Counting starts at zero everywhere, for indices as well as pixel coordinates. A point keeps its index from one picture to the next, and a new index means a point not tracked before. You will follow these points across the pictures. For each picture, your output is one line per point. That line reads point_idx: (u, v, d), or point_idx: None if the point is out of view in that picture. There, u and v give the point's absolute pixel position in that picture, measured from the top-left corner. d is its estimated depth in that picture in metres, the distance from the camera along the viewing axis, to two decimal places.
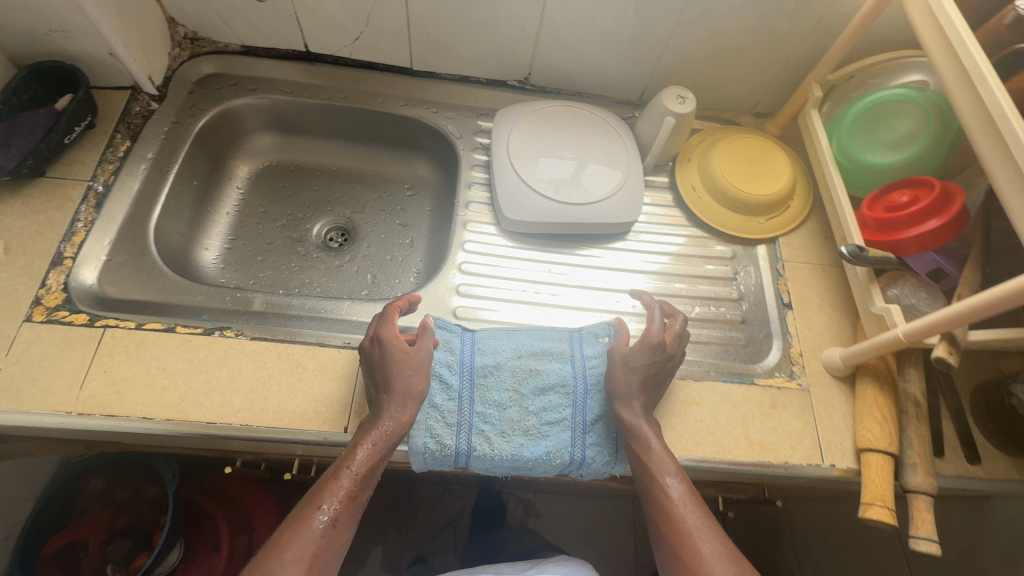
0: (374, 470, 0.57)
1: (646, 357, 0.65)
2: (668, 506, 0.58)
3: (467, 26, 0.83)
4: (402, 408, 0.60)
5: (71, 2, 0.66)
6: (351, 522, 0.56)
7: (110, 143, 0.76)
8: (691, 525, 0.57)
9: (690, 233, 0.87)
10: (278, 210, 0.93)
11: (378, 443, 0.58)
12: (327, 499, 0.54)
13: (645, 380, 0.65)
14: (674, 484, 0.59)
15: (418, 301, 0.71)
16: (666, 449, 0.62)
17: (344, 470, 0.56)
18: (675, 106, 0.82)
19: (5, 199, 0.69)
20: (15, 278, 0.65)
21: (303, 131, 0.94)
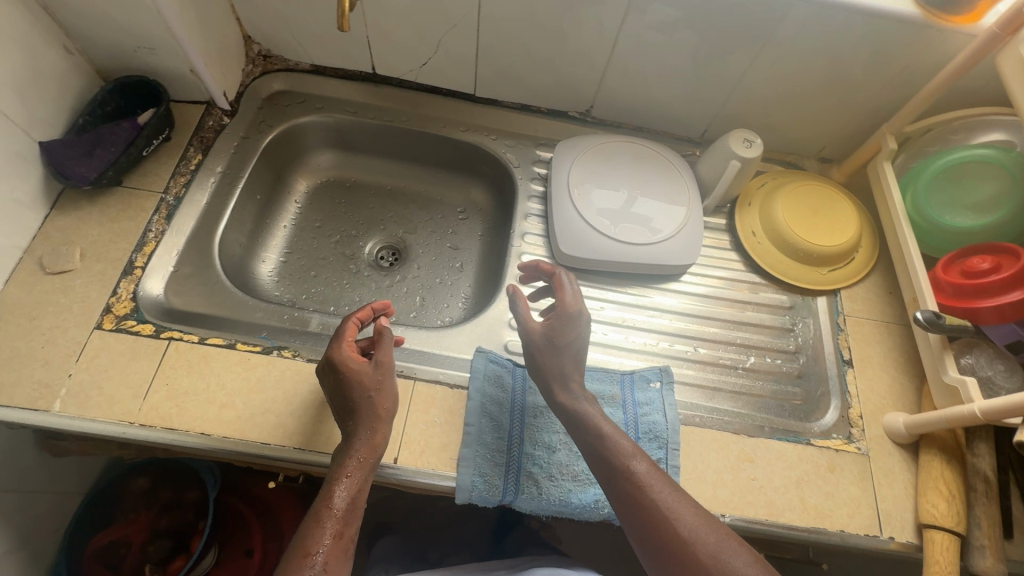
0: (358, 503, 0.56)
1: (566, 329, 0.66)
2: (636, 489, 0.55)
3: (535, 57, 0.83)
4: (372, 430, 0.59)
5: (162, 23, 0.69)
6: (345, 559, 0.54)
7: (183, 156, 0.78)
8: (663, 502, 0.54)
9: (748, 278, 0.85)
10: (332, 226, 0.94)
11: (356, 477, 0.56)
12: (313, 544, 0.52)
13: (571, 356, 0.65)
14: (638, 464, 0.57)
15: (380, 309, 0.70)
16: (619, 431, 0.61)
17: (324, 512, 0.54)
18: (742, 150, 0.80)
19: (83, 206, 0.71)
20: (88, 285, 0.67)
21: (362, 150, 0.96)
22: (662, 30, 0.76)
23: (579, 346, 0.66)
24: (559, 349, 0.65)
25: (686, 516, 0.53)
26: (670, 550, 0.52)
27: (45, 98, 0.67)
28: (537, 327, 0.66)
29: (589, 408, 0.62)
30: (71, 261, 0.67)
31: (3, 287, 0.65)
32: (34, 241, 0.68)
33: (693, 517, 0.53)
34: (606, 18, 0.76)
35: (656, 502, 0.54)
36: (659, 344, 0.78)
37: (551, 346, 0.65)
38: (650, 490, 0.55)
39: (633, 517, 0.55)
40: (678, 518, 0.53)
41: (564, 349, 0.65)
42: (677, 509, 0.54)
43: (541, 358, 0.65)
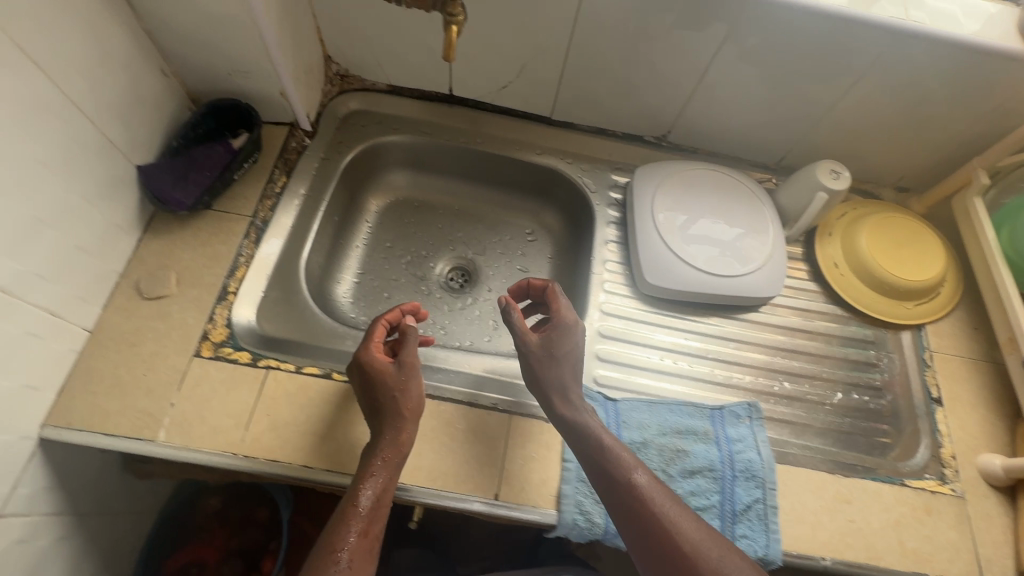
0: (383, 503, 0.57)
1: (566, 340, 0.68)
2: (640, 503, 0.57)
3: (619, 83, 0.82)
4: (397, 428, 0.59)
5: (262, 48, 0.68)
6: (370, 556, 0.55)
7: (269, 178, 0.78)
8: (668, 514, 0.57)
9: (829, 311, 0.84)
10: (403, 246, 0.94)
11: (382, 478, 0.57)
12: (340, 542, 0.54)
13: (570, 367, 0.67)
14: (641, 477, 0.59)
15: (411, 309, 0.72)
16: (620, 443, 0.61)
17: (351, 513, 0.55)
18: (830, 181, 0.79)
19: (176, 230, 0.71)
20: (185, 311, 0.67)
21: (434, 170, 0.95)
22: (754, 60, 0.75)
23: (577, 356, 0.68)
24: (557, 359, 0.66)
25: (688, 529, 0.56)
26: (672, 560, 0.55)
27: (144, 122, 0.67)
28: (534, 338, 0.68)
29: (589, 419, 0.63)
30: (168, 286, 0.67)
31: (103, 312, 0.65)
32: (129, 265, 0.68)
33: (695, 529, 0.56)
34: (699, 48, 0.75)
35: (660, 517, 0.56)
36: (745, 377, 0.77)
37: (547, 356, 0.67)
38: (655, 505, 0.57)
39: (637, 531, 0.57)
40: (681, 533, 0.56)
41: (562, 359, 0.67)
42: (681, 524, 0.56)
43: (539, 368, 0.66)
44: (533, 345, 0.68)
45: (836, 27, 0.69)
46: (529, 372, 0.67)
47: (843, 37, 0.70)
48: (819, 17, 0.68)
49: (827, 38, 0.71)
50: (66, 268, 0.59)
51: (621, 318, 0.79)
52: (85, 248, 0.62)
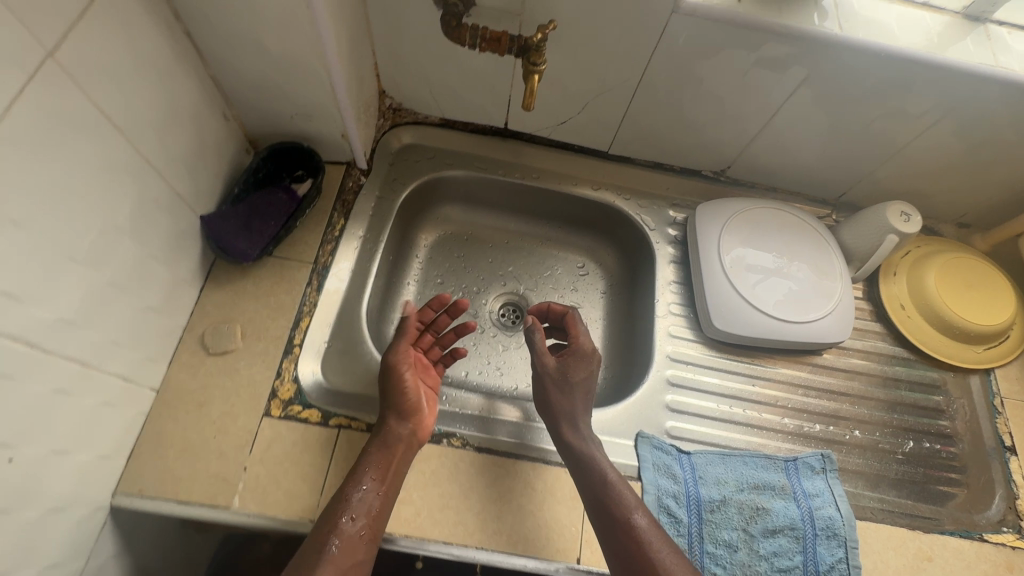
0: (383, 496, 0.58)
1: (581, 365, 0.72)
2: (631, 538, 0.57)
3: (684, 121, 0.80)
4: (410, 426, 0.62)
5: (330, 94, 0.66)
6: (366, 544, 0.56)
7: (329, 222, 0.75)
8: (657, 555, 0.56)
9: (897, 354, 0.82)
10: (454, 282, 0.91)
11: (376, 477, 0.58)
12: (338, 524, 0.56)
13: (582, 396, 0.69)
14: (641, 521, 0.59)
15: (444, 300, 0.77)
16: (623, 481, 0.62)
17: (343, 505, 0.56)
18: (902, 225, 0.77)
19: (238, 279, 0.69)
20: (252, 367, 0.65)
21: (484, 203, 0.92)
22: (828, 102, 0.73)
23: (590, 380, 0.72)
24: (569, 386, 0.70)
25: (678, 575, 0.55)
26: None
27: (207, 171, 0.65)
28: (552, 363, 0.73)
29: (597, 453, 0.63)
30: (233, 340, 0.65)
31: (168, 369, 0.63)
32: (192, 317, 0.66)
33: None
34: (772, 89, 0.73)
35: (651, 559, 0.56)
36: (816, 426, 0.75)
37: (562, 382, 0.70)
38: (646, 546, 0.56)
39: (622, 563, 0.56)
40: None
41: (575, 387, 0.70)
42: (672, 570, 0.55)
43: (551, 393, 0.70)
44: (549, 369, 0.72)
45: (919, 73, 0.67)
46: (539, 388, 0.71)
47: (926, 82, 0.68)
48: (903, 63, 0.66)
49: (908, 84, 0.69)
50: (136, 330, 0.57)
51: (688, 364, 0.77)
52: (153, 307, 0.59)
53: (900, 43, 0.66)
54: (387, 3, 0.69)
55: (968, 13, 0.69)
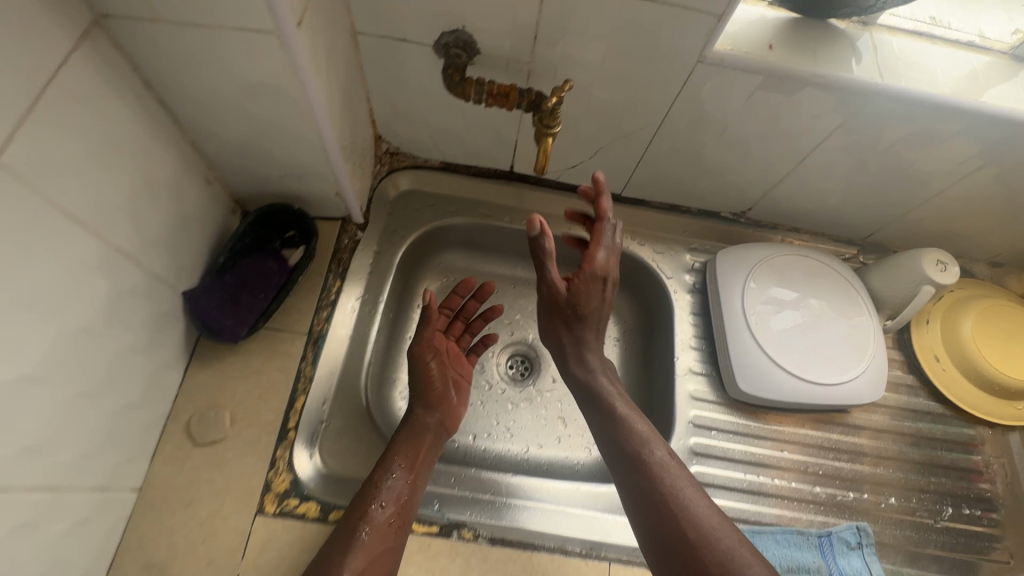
0: (412, 481, 0.60)
1: (594, 293, 0.66)
2: (649, 473, 0.57)
3: (704, 166, 0.75)
4: (438, 412, 0.68)
5: (321, 156, 0.60)
6: (394, 530, 0.56)
7: (324, 287, 0.70)
8: (676, 485, 0.56)
9: (933, 410, 0.77)
10: None
11: (405, 462, 0.61)
12: (369, 510, 0.56)
13: (593, 325, 0.68)
14: (658, 450, 0.59)
15: (469, 283, 0.80)
16: (636, 415, 0.62)
17: (373, 495, 0.57)
18: (938, 276, 0.71)
19: (226, 357, 0.63)
20: (243, 458, 0.59)
21: (490, 249, 0.86)
22: (862, 149, 0.68)
23: (604, 305, 0.68)
24: (579, 320, 0.67)
25: (697, 508, 0.55)
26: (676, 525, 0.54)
27: (187, 244, 0.59)
28: (564, 290, 0.66)
29: (602, 382, 0.66)
30: (222, 428, 0.60)
31: (150, 465, 0.57)
32: (176, 403, 0.60)
33: (708, 512, 0.55)
34: (802, 137, 0.67)
35: (670, 493, 0.56)
36: (849, 494, 0.71)
37: (570, 312, 0.67)
38: (664, 480, 0.56)
39: (640, 501, 0.57)
40: (688, 510, 0.54)
41: (586, 320, 0.67)
42: (691, 504, 0.55)
43: (562, 332, 0.68)
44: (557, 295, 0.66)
45: (965, 123, 0.61)
46: (547, 313, 0.68)
47: (971, 133, 0.63)
48: (948, 113, 0.61)
49: (952, 134, 0.63)
50: (112, 432, 0.52)
51: (712, 430, 0.72)
52: (131, 403, 0.54)
53: (946, 91, 0.60)
54: (382, 51, 0.62)
55: (1015, 53, 0.64)
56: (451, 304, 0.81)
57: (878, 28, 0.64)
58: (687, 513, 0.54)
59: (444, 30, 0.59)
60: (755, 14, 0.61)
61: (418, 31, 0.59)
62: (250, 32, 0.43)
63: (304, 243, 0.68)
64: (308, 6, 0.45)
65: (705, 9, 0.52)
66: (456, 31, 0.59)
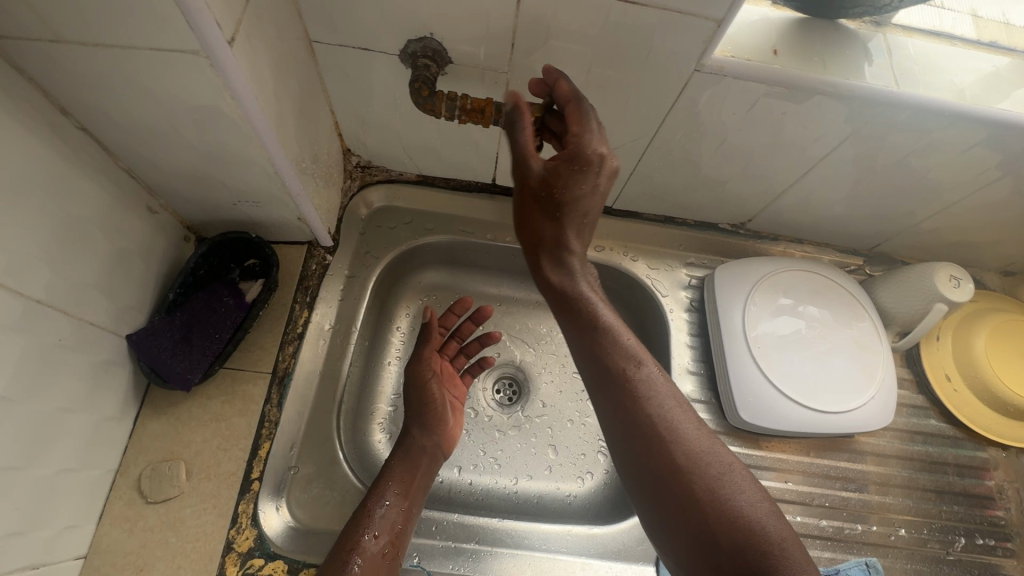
0: (406, 508, 0.56)
1: (576, 177, 0.48)
2: (633, 392, 0.50)
3: (701, 178, 0.69)
4: (433, 433, 0.64)
5: (277, 182, 0.54)
6: (386, 563, 0.51)
7: (290, 317, 0.64)
8: (663, 409, 0.49)
9: (944, 433, 0.73)
10: None
11: (400, 490, 0.57)
12: (361, 540, 0.52)
13: (575, 218, 0.51)
14: (642, 364, 0.51)
15: (468, 304, 0.74)
16: (620, 326, 0.53)
17: (366, 522, 0.53)
18: (952, 293, 0.67)
19: (182, 402, 0.58)
20: (201, 516, 0.54)
21: (473, 265, 0.80)
22: (872, 160, 0.62)
23: (596, 196, 0.50)
24: (555, 206, 0.50)
25: (686, 430, 0.49)
26: (661, 453, 0.48)
27: (129, 283, 0.53)
28: (538, 166, 0.49)
29: (583, 287, 0.54)
30: (177, 484, 0.55)
31: (98, 528, 0.52)
32: (126, 457, 0.55)
33: (697, 434, 0.49)
34: (808, 148, 0.62)
35: (655, 414, 0.49)
36: (856, 526, 0.67)
37: (547, 200, 0.50)
38: (651, 401, 0.49)
39: (622, 424, 0.50)
40: (676, 433, 0.48)
41: (567, 211, 0.50)
42: (680, 427, 0.49)
43: (533, 214, 0.52)
44: (532, 176, 0.49)
45: (986, 134, 0.56)
46: (518, 196, 0.52)
47: (991, 144, 0.57)
48: (969, 124, 0.55)
49: (971, 144, 0.58)
50: (46, 502, 0.46)
51: None
52: (69, 465, 0.49)
53: (968, 100, 0.54)
54: (342, 60, 0.56)
55: None
56: (444, 321, 0.76)
57: (892, 29, 0.58)
58: (676, 436, 0.48)
59: (410, 38, 0.52)
60: (756, 15, 0.55)
61: (380, 39, 0.53)
62: (173, 52, 0.37)
63: (264, 276, 0.63)
64: (242, 20, 0.39)
65: (700, 13, 0.46)
66: (423, 39, 0.52)
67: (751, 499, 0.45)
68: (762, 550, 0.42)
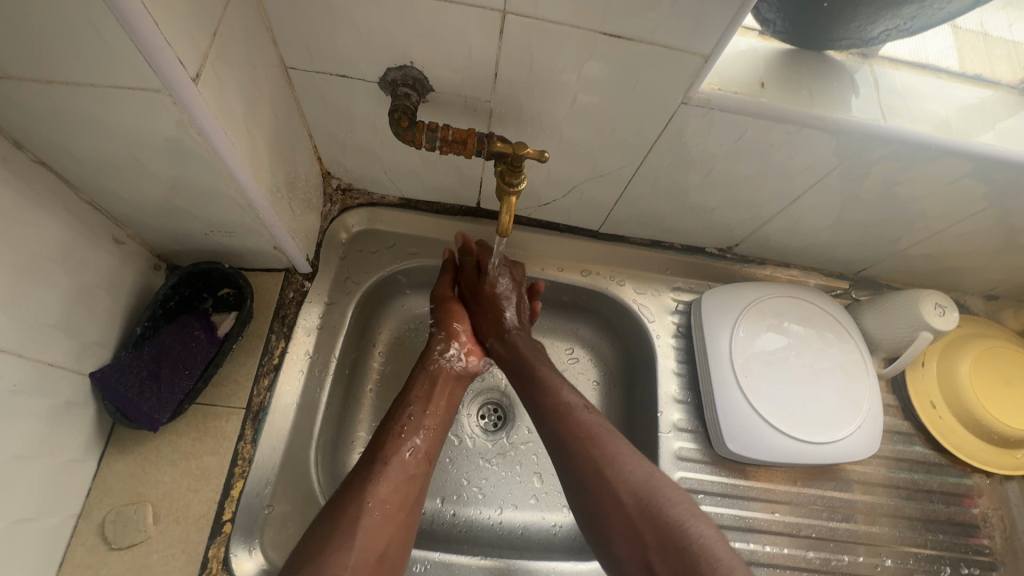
0: (432, 410, 0.60)
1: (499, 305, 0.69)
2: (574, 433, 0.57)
3: (688, 205, 0.68)
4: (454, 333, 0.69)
5: (250, 214, 0.52)
6: (423, 468, 0.56)
7: (266, 349, 0.62)
8: (588, 421, 0.57)
9: (932, 460, 0.73)
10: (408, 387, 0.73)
11: (425, 399, 0.61)
12: (393, 443, 0.56)
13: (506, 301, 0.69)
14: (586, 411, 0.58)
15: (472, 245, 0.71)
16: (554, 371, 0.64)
17: (398, 426, 0.57)
18: (937, 321, 0.66)
19: (151, 441, 0.55)
20: (169, 562, 0.52)
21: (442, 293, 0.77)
22: (858, 189, 0.62)
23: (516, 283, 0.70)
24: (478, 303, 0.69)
25: (608, 441, 0.56)
26: (589, 464, 0.55)
27: (93, 319, 0.51)
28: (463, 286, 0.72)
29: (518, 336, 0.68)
30: (144, 528, 0.52)
31: None
32: (89, 501, 0.52)
33: (619, 445, 0.55)
34: (794, 178, 0.61)
35: (579, 426, 0.57)
36: (843, 557, 0.67)
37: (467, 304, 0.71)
38: (574, 415, 0.58)
39: (557, 443, 0.57)
40: (592, 441, 0.55)
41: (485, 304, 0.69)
42: (594, 426, 0.57)
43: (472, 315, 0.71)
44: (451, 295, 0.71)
45: (972, 167, 0.56)
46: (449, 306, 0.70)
47: (978, 176, 0.57)
48: (956, 158, 0.55)
49: (958, 176, 0.58)
50: None
51: (699, 494, 0.68)
52: (24, 515, 0.46)
53: (954, 133, 0.54)
54: (320, 86, 0.54)
55: None
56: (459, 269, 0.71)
57: (879, 61, 0.58)
58: (587, 436, 0.56)
59: (390, 66, 0.51)
60: (743, 45, 0.54)
61: (359, 66, 0.51)
62: (134, 90, 0.35)
63: (238, 308, 0.60)
64: (207, 55, 0.37)
65: (686, 48, 0.46)
66: (404, 67, 0.51)
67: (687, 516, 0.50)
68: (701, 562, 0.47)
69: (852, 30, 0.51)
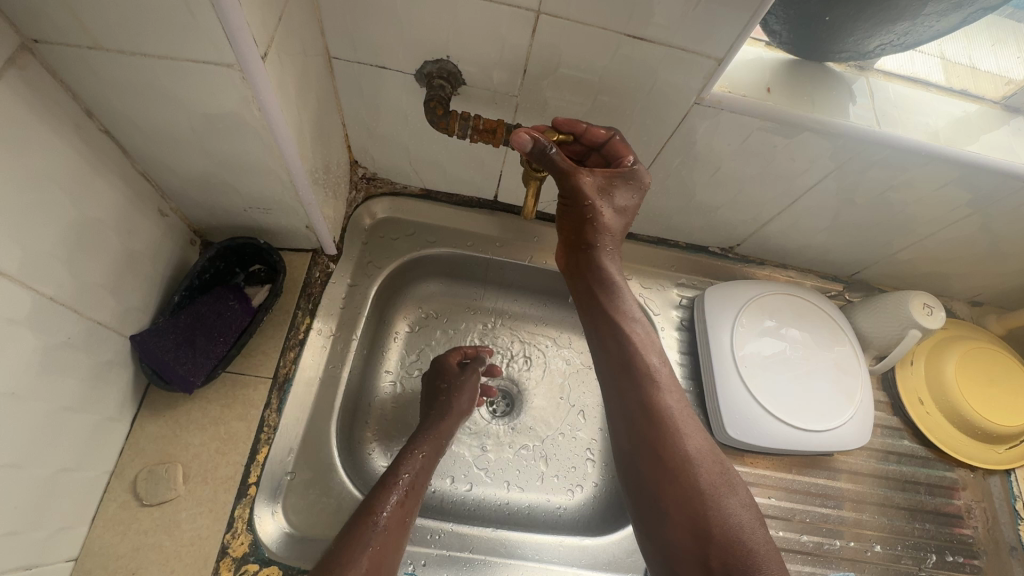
0: (421, 480, 0.59)
1: (467, 397, 0.69)
2: (649, 418, 0.57)
3: (695, 203, 0.72)
4: (440, 417, 0.66)
5: (290, 192, 0.55)
6: (405, 528, 0.54)
7: (292, 324, 0.65)
8: (651, 364, 0.59)
9: (919, 454, 0.77)
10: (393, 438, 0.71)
11: (416, 462, 0.60)
12: (377, 507, 0.53)
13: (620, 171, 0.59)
14: (703, 464, 0.56)
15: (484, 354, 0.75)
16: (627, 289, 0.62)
17: (390, 487, 0.56)
18: (925, 320, 0.70)
19: (182, 406, 0.58)
20: (197, 520, 0.54)
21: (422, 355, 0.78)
22: (854, 193, 0.66)
23: (623, 214, 0.59)
24: (460, 387, 0.69)
25: (667, 401, 0.58)
26: (649, 407, 0.57)
27: (136, 284, 0.54)
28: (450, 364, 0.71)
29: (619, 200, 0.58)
30: (173, 487, 0.55)
31: (90, 530, 0.52)
32: (122, 459, 0.55)
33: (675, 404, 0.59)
34: (796, 180, 0.65)
35: (646, 367, 0.59)
36: (834, 542, 0.70)
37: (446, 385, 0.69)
38: (643, 357, 0.59)
39: (622, 379, 0.59)
40: (657, 394, 0.58)
41: (462, 385, 0.69)
42: (653, 370, 0.59)
43: (456, 394, 0.68)
44: (450, 368, 0.71)
45: (958, 174, 0.60)
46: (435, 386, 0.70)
47: (963, 183, 0.62)
48: (946, 163, 0.59)
49: (945, 183, 0.62)
50: (42, 501, 0.46)
51: None
52: (67, 466, 0.48)
53: (941, 141, 0.59)
54: (358, 76, 0.58)
55: (1008, 103, 0.63)
56: (443, 371, 0.71)
57: (874, 73, 0.63)
58: (652, 380, 0.59)
59: (427, 59, 0.55)
60: (751, 55, 0.59)
61: (398, 59, 0.55)
62: (208, 64, 0.39)
63: (271, 282, 0.64)
64: (273, 37, 0.41)
65: (702, 52, 0.50)
66: (440, 61, 0.55)
67: (764, 541, 0.52)
68: (751, 559, 0.50)
69: (852, 43, 0.55)
